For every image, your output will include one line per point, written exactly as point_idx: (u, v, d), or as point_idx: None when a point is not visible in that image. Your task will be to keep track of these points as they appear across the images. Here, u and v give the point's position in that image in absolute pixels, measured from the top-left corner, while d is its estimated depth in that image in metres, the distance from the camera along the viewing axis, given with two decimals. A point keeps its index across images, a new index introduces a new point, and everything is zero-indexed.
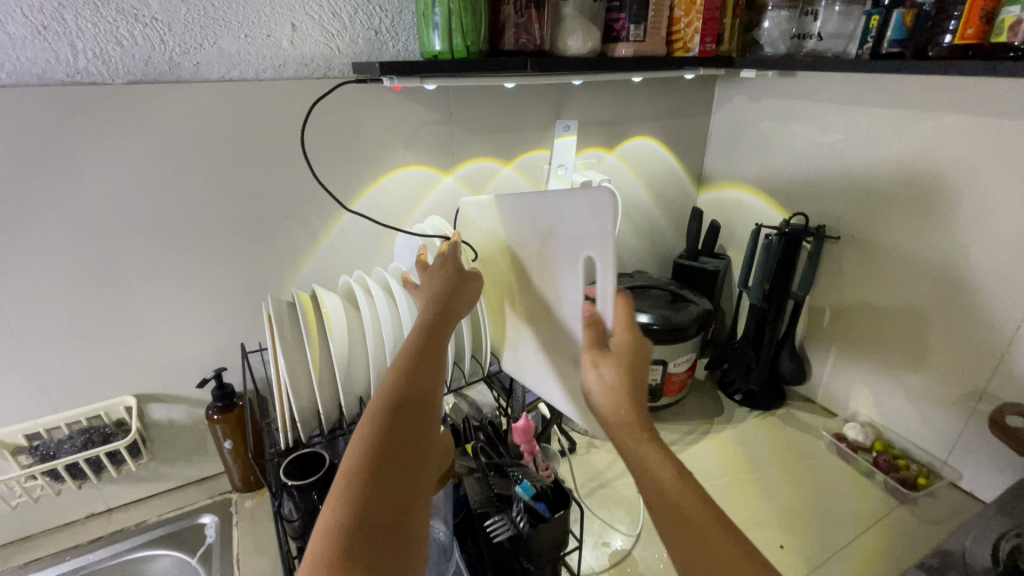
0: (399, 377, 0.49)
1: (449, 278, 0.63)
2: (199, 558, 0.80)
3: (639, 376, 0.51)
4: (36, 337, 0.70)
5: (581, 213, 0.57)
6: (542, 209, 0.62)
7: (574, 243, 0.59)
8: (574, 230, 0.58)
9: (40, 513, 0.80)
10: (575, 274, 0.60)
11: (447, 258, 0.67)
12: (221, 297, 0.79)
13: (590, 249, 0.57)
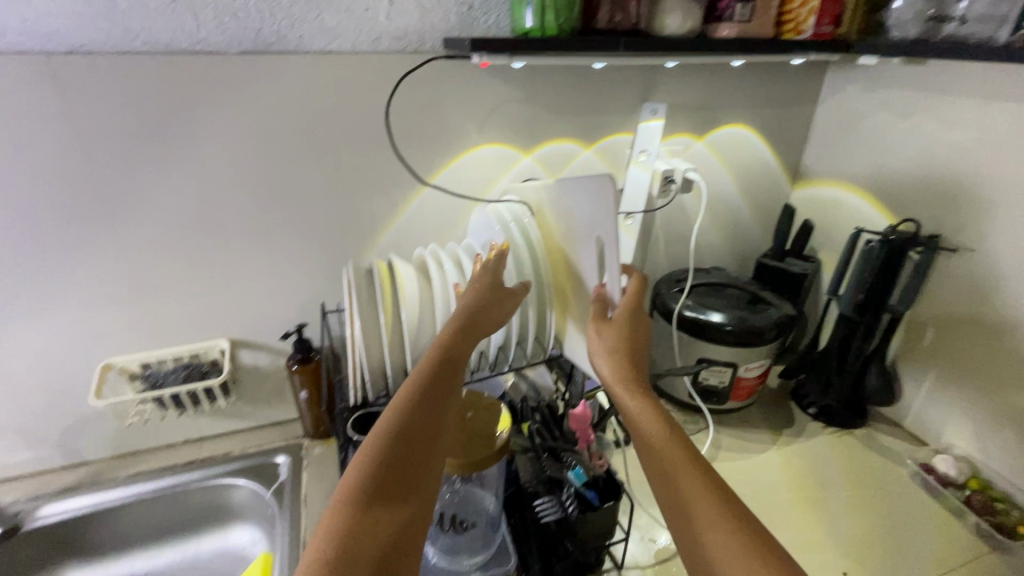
0: (412, 396, 0.51)
1: (481, 294, 0.62)
2: (273, 493, 0.88)
3: (636, 345, 0.59)
4: (153, 280, 0.79)
5: (589, 197, 0.59)
6: (561, 194, 0.66)
7: (586, 224, 0.62)
8: (586, 211, 0.61)
9: (146, 433, 0.91)
10: (591, 255, 0.63)
11: (487, 266, 0.65)
12: (308, 258, 0.85)
13: (600, 230, 0.60)
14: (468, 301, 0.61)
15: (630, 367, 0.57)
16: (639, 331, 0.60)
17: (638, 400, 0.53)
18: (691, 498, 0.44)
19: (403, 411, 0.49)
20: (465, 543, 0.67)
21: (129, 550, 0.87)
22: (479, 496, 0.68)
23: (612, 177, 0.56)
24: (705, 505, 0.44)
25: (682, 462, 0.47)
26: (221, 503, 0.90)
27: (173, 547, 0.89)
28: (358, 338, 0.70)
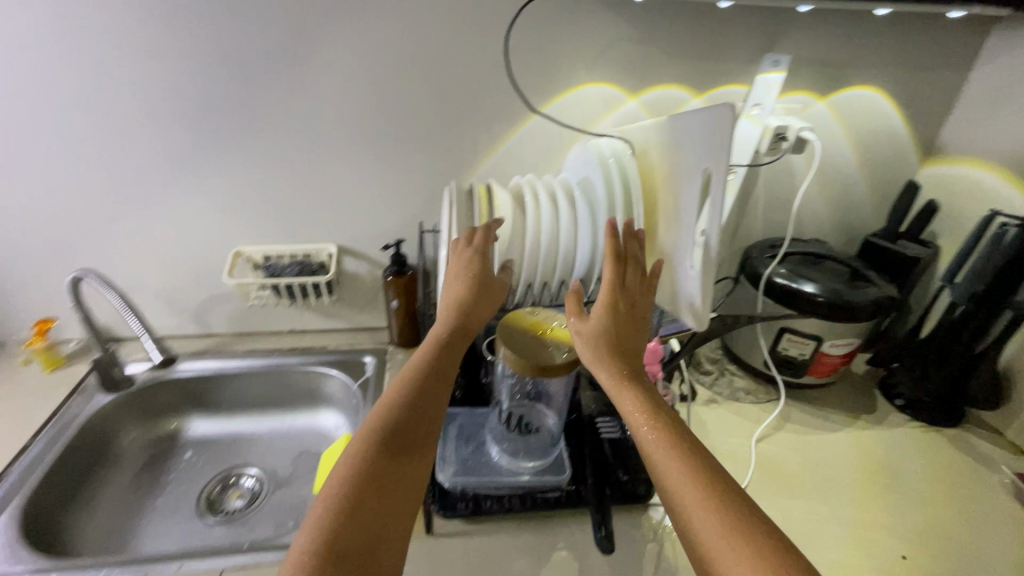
0: (403, 385, 0.57)
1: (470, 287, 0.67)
2: (359, 386, 0.98)
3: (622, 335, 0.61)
4: (281, 182, 0.89)
5: (704, 130, 0.60)
6: (673, 130, 0.66)
7: (694, 158, 0.62)
8: (696, 145, 0.62)
9: (261, 317, 1.05)
10: (691, 191, 0.63)
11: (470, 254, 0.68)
12: (413, 177, 0.92)
13: (707, 163, 0.60)
14: (453, 296, 0.66)
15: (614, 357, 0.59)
16: (623, 316, 0.62)
17: (624, 391, 0.56)
18: (674, 480, 0.48)
19: (395, 401, 0.55)
20: (523, 446, 0.73)
21: (240, 412, 1.03)
22: (541, 412, 0.74)
23: (733, 106, 0.56)
24: (686, 481, 0.47)
25: (664, 447, 0.50)
26: (315, 388, 1.03)
27: (274, 417, 1.04)
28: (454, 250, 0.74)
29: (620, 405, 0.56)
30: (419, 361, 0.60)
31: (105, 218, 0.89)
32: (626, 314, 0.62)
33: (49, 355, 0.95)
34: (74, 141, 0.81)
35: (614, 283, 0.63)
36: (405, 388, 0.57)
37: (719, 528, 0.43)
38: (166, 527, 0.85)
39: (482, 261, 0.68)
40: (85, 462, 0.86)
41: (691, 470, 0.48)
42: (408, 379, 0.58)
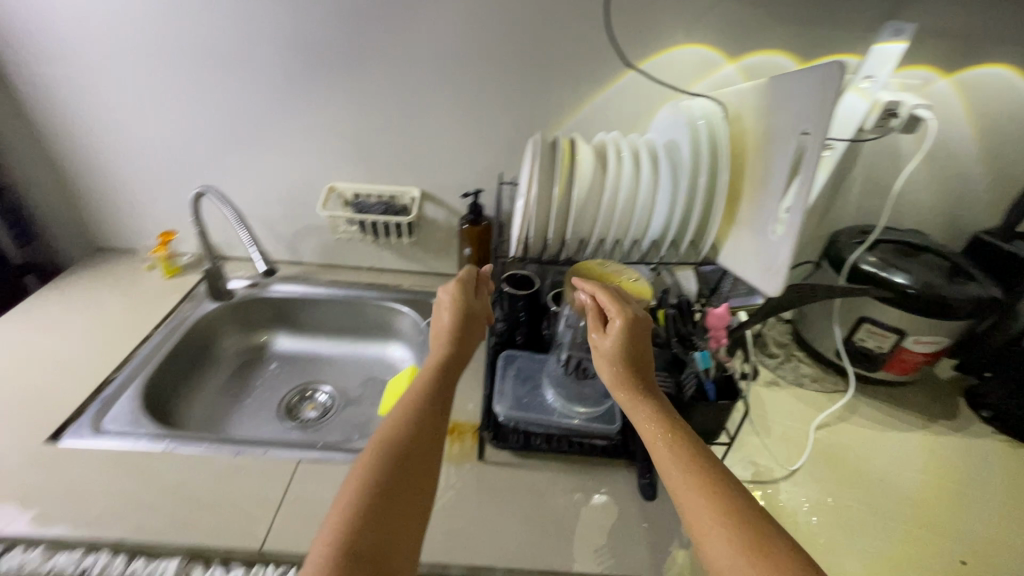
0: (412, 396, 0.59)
1: (468, 313, 0.70)
2: (427, 325, 1.04)
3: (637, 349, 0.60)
4: (376, 125, 0.95)
5: (808, 91, 0.58)
6: (772, 93, 0.65)
7: (791, 122, 0.61)
8: (796, 107, 0.60)
9: (345, 252, 1.13)
10: (784, 158, 0.62)
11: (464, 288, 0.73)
12: (497, 130, 0.95)
13: (805, 126, 0.58)
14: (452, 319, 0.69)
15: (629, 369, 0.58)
16: (635, 331, 0.61)
17: (639, 404, 0.56)
18: (685, 498, 0.47)
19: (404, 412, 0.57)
20: (578, 394, 0.75)
21: (320, 337, 1.13)
22: None
23: (843, 65, 0.54)
24: (700, 496, 0.46)
25: (678, 463, 0.49)
26: (386, 323, 1.11)
27: (349, 345, 1.13)
28: (531, 199, 0.75)
29: (634, 420, 0.55)
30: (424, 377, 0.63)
31: (223, 147, 0.99)
32: (637, 329, 0.62)
33: (170, 264, 1.08)
34: (204, 73, 0.91)
35: (617, 303, 0.64)
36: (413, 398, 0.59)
37: (734, 547, 0.42)
38: (253, 424, 0.96)
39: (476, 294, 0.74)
40: (192, 358, 0.99)
41: (706, 486, 0.47)
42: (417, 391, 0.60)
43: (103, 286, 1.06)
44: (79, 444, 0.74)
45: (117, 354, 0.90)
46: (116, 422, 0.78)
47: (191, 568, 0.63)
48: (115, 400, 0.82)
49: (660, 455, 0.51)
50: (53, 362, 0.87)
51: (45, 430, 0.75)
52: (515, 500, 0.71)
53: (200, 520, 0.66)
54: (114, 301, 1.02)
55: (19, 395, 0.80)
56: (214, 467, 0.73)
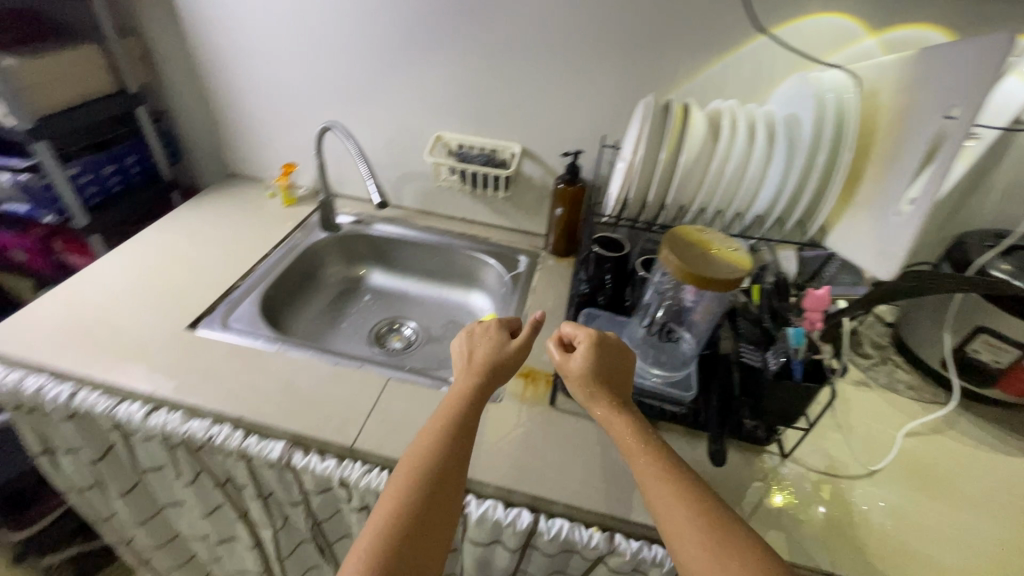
0: (435, 433, 0.59)
1: (493, 350, 0.68)
2: (510, 278, 1.08)
3: (611, 370, 0.64)
4: (489, 78, 0.99)
5: (965, 65, 0.55)
6: (920, 67, 0.61)
7: (937, 99, 0.57)
8: (947, 83, 0.56)
9: (441, 201, 1.19)
10: (923, 137, 0.58)
11: (481, 330, 0.72)
12: (607, 92, 0.95)
13: (955, 104, 0.55)
14: (476, 358, 0.68)
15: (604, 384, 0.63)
16: (604, 352, 0.64)
17: (618, 419, 0.60)
18: (657, 501, 0.52)
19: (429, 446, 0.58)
20: (659, 357, 0.77)
21: (410, 277, 1.20)
22: (680, 336, 0.77)
23: (1014, 37, 0.50)
24: (677, 508, 0.51)
25: (652, 475, 0.54)
26: (473, 272, 1.16)
27: (435, 288, 1.20)
28: (638, 159, 0.75)
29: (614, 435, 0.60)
30: (447, 412, 0.62)
31: (347, 89, 1.07)
32: (609, 349, 0.65)
33: (289, 193, 1.19)
34: (340, 16, 0.98)
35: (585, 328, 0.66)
36: (437, 434, 0.59)
37: (709, 553, 0.47)
38: (346, 345, 1.06)
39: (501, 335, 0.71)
40: (302, 279, 1.09)
41: (677, 492, 0.52)
42: (441, 427, 0.60)
43: (233, 205, 1.18)
44: (214, 334, 0.86)
45: (244, 264, 1.01)
46: (241, 322, 0.90)
47: (293, 452, 0.73)
48: (240, 302, 0.94)
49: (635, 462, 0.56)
50: (192, 264, 1.00)
51: (186, 318, 0.88)
52: (580, 446, 0.74)
53: (304, 412, 0.75)
54: (241, 219, 1.14)
55: (167, 288, 0.94)
56: (317, 371, 0.82)
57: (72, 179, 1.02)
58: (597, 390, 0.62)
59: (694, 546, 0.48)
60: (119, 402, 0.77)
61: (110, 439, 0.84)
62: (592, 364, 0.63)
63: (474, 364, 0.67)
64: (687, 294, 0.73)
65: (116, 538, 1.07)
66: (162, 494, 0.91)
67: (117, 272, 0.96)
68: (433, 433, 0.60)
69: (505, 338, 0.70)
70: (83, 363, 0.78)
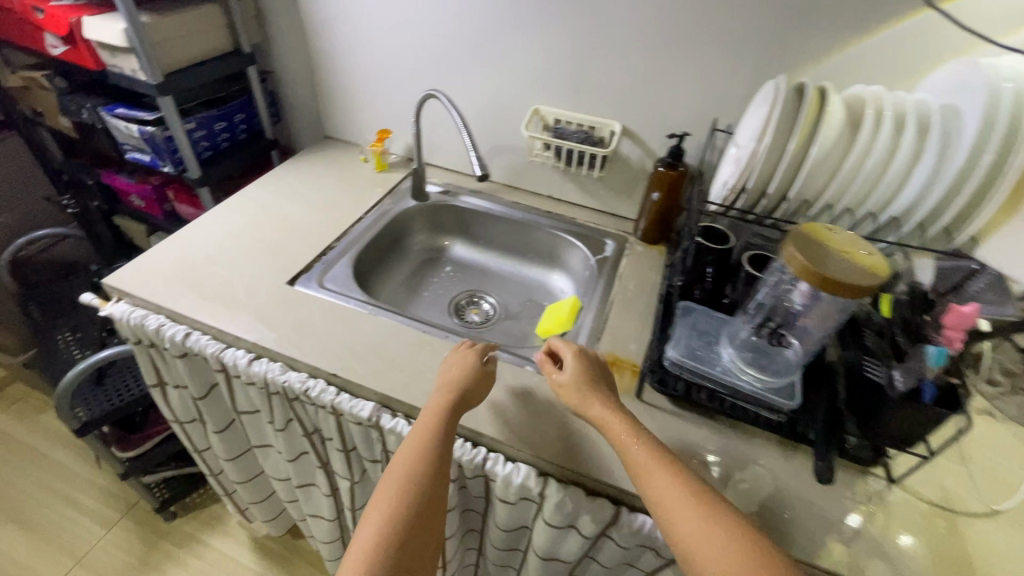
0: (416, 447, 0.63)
1: (466, 371, 0.72)
2: (596, 261, 1.04)
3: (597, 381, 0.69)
4: (596, 51, 0.95)
5: None
6: None
7: None
8: None
9: (529, 176, 1.16)
10: None
11: (456, 354, 0.76)
12: (724, 73, 0.89)
13: None
14: (449, 378, 0.72)
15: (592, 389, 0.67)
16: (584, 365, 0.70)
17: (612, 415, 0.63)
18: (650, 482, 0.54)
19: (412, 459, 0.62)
20: (760, 361, 0.72)
21: (490, 252, 1.20)
22: (783, 344, 0.73)
23: None
24: (666, 488, 0.53)
25: (642, 459, 0.57)
26: (555, 252, 1.14)
27: (515, 265, 1.18)
28: (764, 146, 0.68)
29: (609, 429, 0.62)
30: (426, 428, 0.65)
31: (450, 56, 1.06)
32: (588, 362, 0.71)
33: (382, 159, 1.20)
34: None
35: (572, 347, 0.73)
36: (418, 448, 0.63)
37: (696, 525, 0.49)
38: (428, 313, 1.07)
39: (475, 358, 0.75)
40: (390, 244, 1.12)
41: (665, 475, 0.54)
42: (422, 443, 0.64)
43: (329, 167, 1.22)
44: (313, 292, 0.90)
45: (339, 225, 1.05)
46: (336, 282, 0.93)
47: (381, 413, 0.76)
48: (336, 263, 0.97)
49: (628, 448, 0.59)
50: (292, 221, 1.04)
51: (287, 274, 0.92)
52: (666, 443, 0.72)
53: (393, 376, 0.77)
54: (336, 182, 1.17)
55: (269, 242, 0.98)
56: (406, 336, 0.84)
57: (188, 132, 1.08)
58: (589, 393, 0.66)
59: (681, 519, 0.50)
60: (226, 347, 0.82)
61: (214, 379, 0.90)
62: (581, 376, 0.69)
63: (449, 384, 0.71)
64: (795, 295, 0.67)
65: (207, 470, 1.17)
66: (253, 436, 0.97)
67: (225, 224, 1.02)
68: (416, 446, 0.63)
69: (478, 359, 0.75)
70: (198, 307, 0.84)
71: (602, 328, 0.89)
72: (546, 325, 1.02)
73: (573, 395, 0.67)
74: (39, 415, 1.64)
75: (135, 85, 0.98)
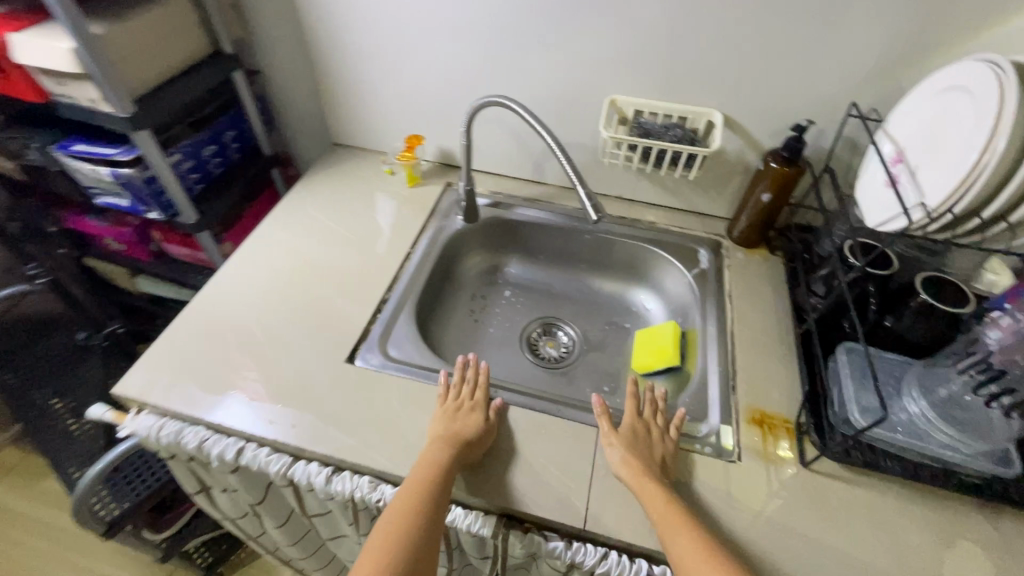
0: (415, 486, 0.58)
1: (471, 415, 0.66)
2: (694, 277, 0.90)
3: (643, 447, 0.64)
4: (691, 26, 0.76)
5: None
6: None
7: None
8: None
9: (595, 176, 0.98)
10: None
11: (456, 390, 0.70)
12: (859, 46, 0.72)
13: None
14: (448, 430, 0.64)
15: (636, 457, 0.62)
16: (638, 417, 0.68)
17: (643, 478, 0.60)
18: (673, 538, 0.55)
19: (403, 510, 0.57)
20: (963, 419, 0.60)
21: (552, 268, 1.03)
22: (987, 421, 0.60)
23: None
24: (695, 550, 0.53)
25: (667, 516, 0.56)
26: (634, 266, 0.98)
27: (584, 281, 1.02)
28: (1000, 153, 0.51)
29: (637, 490, 0.60)
30: (418, 480, 0.59)
31: (496, 40, 0.85)
32: (644, 423, 0.68)
33: (414, 171, 1.00)
34: None
35: (634, 412, 0.70)
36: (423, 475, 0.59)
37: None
38: (501, 354, 0.91)
39: (479, 399, 0.69)
40: (443, 277, 0.94)
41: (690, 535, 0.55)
42: (424, 475, 0.59)
43: (350, 185, 1.01)
44: (381, 369, 0.73)
45: (387, 267, 0.86)
46: (403, 349, 0.76)
47: (508, 527, 0.62)
48: (395, 322, 0.79)
49: (646, 490, 0.59)
50: (328, 269, 0.85)
51: (343, 348, 0.75)
52: (857, 523, 0.61)
53: (511, 478, 0.63)
54: (364, 205, 0.97)
55: (307, 303, 0.80)
56: (511, 416, 0.70)
57: (173, 166, 0.85)
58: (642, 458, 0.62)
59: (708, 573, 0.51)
60: (293, 460, 0.66)
61: (271, 486, 0.74)
62: (638, 439, 0.65)
63: (446, 431, 0.64)
64: (988, 329, 0.58)
65: (262, 548, 1.03)
66: (324, 530, 0.83)
67: (245, 283, 0.82)
68: (408, 496, 0.58)
69: (483, 402, 0.68)
70: (248, 412, 0.67)
71: (732, 372, 0.75)
72: (643, 359, 0.87)
73: (619, 446, 0.64)
74: (40, 485, 1.46)
75: (99, 118, 0.75)
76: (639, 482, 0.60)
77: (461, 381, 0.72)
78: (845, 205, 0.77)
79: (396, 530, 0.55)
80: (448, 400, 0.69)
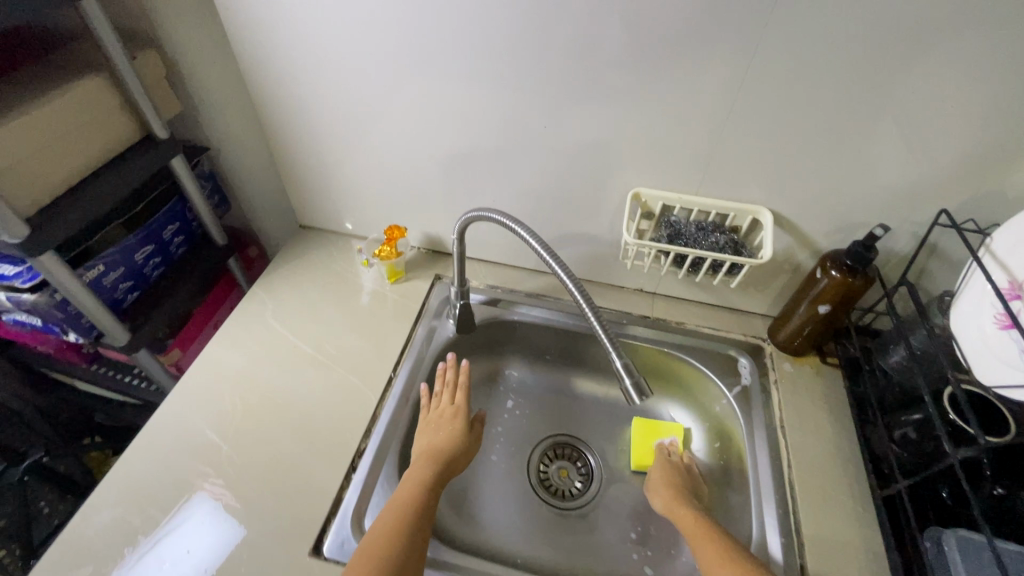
0: (413, 489, 0.58)
1: (451, 426, 0.68)
2: (737, 394, 0.75)
3: (677, 484, 0.69)
4: (735, 121, 0.63)
5: None
6: None
7: None
8: None
9: (616, 268, 0.84)
10: None
11: (436, 399, 0.72)
12: (946, 150, 0.59)
13: None
14: (433, 440, 0.66)
15: (670, 493, 0.68)
16: (665, 450, 0.75)
17: (679, 509, 0.65)
18: (700, 551, 0.58)
19: (398, 518, 0.55)
20: None
21: (561, 369, 0.88)
22: None
23: None
24: (720, 564, 0.55)
25: (698, 534, 0.60)
26: (659, 370, 0.82)
27: (600, 384, 0.87)
28: None
29: (679, 524, 0.63)
30: (410, 494, 0.58)
31: (497, 128, 0.71)
32: (674, 465, 0.72)
33: (396, 267, 0.84)
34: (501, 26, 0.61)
35: (664, 453, 0.75)
36: (416, 482, 0.59)
37: None
38: (503, 494, 0.75)
39: (459, 401, 0.71)
40: None
41: (717, 546, 0.57)
42: (421, 480, 0.60)
43: (318, 282, 0.84)
44: None
45: (363, 400, 0.70)
46: None
47: None
48: (374, 484, 0.63)
49: (682, 515, 0.64)
50: (290, 407, 0.69)
51: (304, 530, 0.58)
52: None
53: None
54: (336, 310, 0.81)
55: (264, 460, 0.64)
56: None
57: (93, 281, 0.69)
58: (669, 479, 0.69)
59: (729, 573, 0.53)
60: None
61: None
62: (668, 460, 0.73)
63: (430, 443, 0.66)
64: None
65: None
66: None
67: (182, 433, 0.65)
68: (399, 507, 0.56)
69: (464, 407, 0.70)
70: None
71: (797, 542, 0.60)
72: (649, 458, 0.77)
73: (656, 469, 0.72)
74: None
75: None
76: (677, 515, 0.64)
77: (441, 386, 0.73)
78: (934, 327, 0.62)
79: (399, 518, 0.55)
80: (430, 412, 0.70)
